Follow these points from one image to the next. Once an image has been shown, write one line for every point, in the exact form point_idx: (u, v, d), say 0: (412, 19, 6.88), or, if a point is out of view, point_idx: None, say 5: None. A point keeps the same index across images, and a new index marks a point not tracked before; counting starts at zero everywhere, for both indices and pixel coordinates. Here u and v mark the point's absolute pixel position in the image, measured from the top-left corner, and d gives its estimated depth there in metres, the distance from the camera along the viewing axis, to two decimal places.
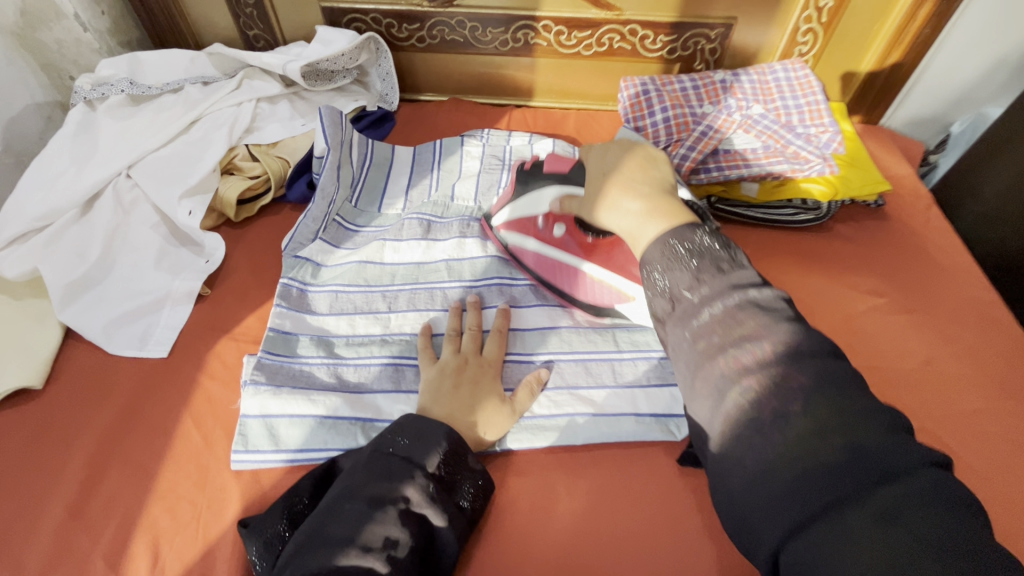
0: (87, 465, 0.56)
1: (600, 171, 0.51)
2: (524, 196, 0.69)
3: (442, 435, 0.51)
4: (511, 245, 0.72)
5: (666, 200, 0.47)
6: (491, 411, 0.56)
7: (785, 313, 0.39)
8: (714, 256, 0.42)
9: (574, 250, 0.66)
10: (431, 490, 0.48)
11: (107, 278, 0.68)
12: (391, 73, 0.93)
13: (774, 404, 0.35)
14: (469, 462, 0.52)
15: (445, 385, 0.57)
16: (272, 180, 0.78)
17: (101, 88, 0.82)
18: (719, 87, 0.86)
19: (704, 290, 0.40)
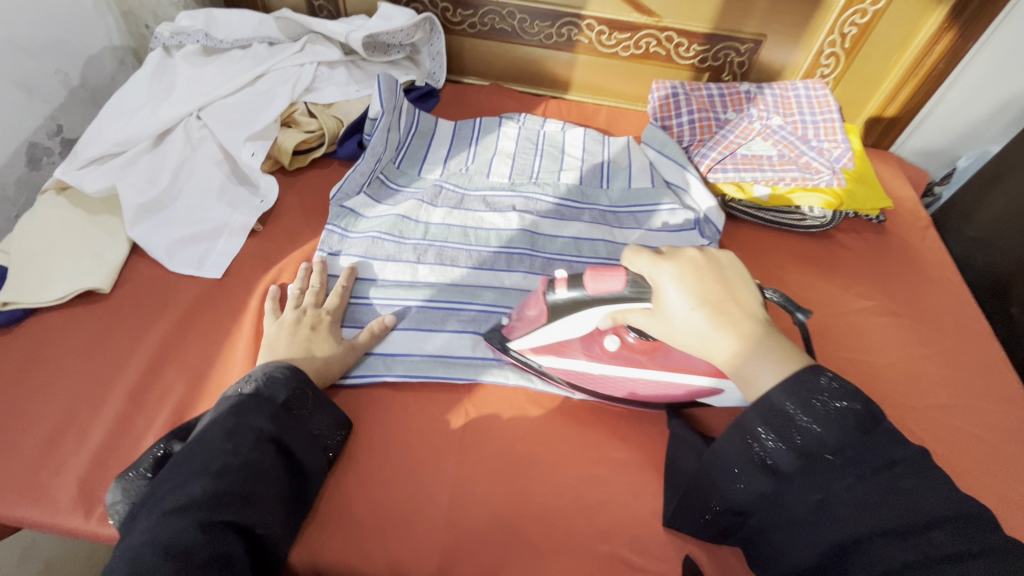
0: (147, 360, 0.62)
1: (681, 299, 0.48)
2: (554, 324, 0.58)
3: (284, 372, 0.56)
4: (546, 369, 0.63)
5: (779, 339, 0.46)
6: (327, 354, 0.62)
7: (838, 412, 0.41)
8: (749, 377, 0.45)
9: (624, 360, 0.59)
10: (281, 419, 0.53)
11: (173, 205, 0.76)
12: (441, 53, 1.00)
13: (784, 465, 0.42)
14: (315, 395, 0.57)
15: (282, 339, 0.63)
16: (326, 136, 0.85)
17: (178, 36, 0.90)
18: (744, 96, 0.93)
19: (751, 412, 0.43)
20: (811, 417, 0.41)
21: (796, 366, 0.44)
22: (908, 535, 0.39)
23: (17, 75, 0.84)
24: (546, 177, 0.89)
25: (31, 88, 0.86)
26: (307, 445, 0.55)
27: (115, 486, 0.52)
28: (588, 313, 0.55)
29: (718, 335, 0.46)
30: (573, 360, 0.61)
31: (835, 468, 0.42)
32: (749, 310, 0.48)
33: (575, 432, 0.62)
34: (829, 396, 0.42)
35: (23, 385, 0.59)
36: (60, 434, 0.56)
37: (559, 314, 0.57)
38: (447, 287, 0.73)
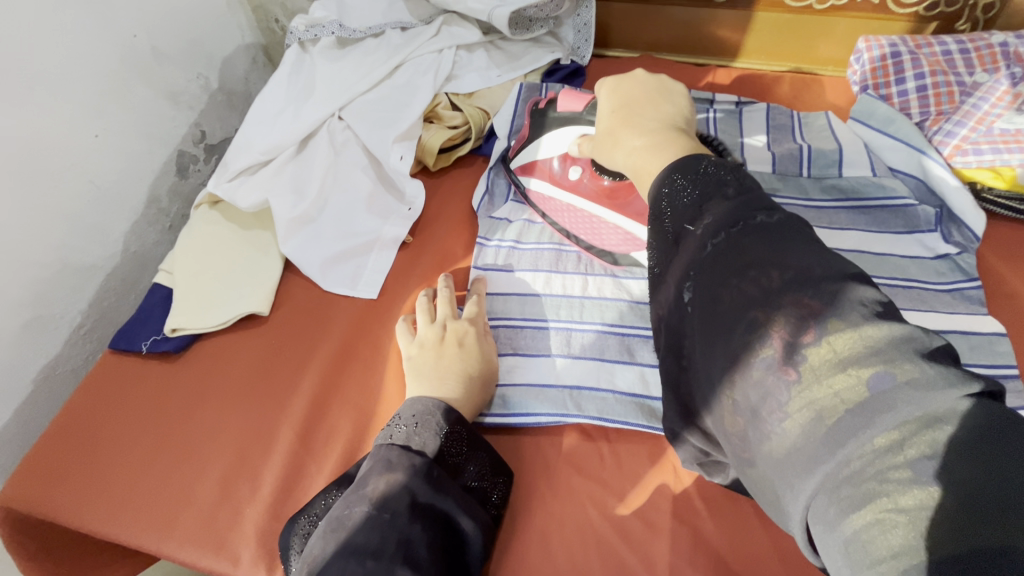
0: (313, 395, 0.58)
1: (605, 106, 0.50)
2: (543, 136, 0.66)
3: (439, 415, 0.49)
4: (530, 190, 0.68)
5: (665, 131, 0.45)
6: (476, 374, 0.54)
7: (805, 239, 0.33)
8: (720, 183, 0.37)
9: (590, 194, 0.63)
10: (435, 475, 0.45)
11: (322, 216, 0.70)
12: (589, 24, 0.87)
13: (789, 338, 0.30)
14: (473, 440, 0.49)
15: (427, 362, 0.55)
16: (472, 131, 0.76)
17: (313, 29, 0.84)
18: (998, 51, 0.71)
19: (705, 221, 0.36)
20: (686, 202, 0.37)
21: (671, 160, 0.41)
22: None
23: (165, 84, 0.83)
24: None
25: (175, 95, 0.84)
26: (469, 505, 0.46)
27: (285, 556, 0.47)
28: (572, 130, 0.64)
29: (636, 137, 0.45)
30: (543, 180, 0.67)
31: (694, 242, 0.36)
32: (673, 124, 0.47)
33: None
34: (697, 181, 0.38)
35: (198, 419, 0.57)
36: (233, 477, 0.53)
37: (546, 130, 0.66)
38: (638, 306, 0.62)
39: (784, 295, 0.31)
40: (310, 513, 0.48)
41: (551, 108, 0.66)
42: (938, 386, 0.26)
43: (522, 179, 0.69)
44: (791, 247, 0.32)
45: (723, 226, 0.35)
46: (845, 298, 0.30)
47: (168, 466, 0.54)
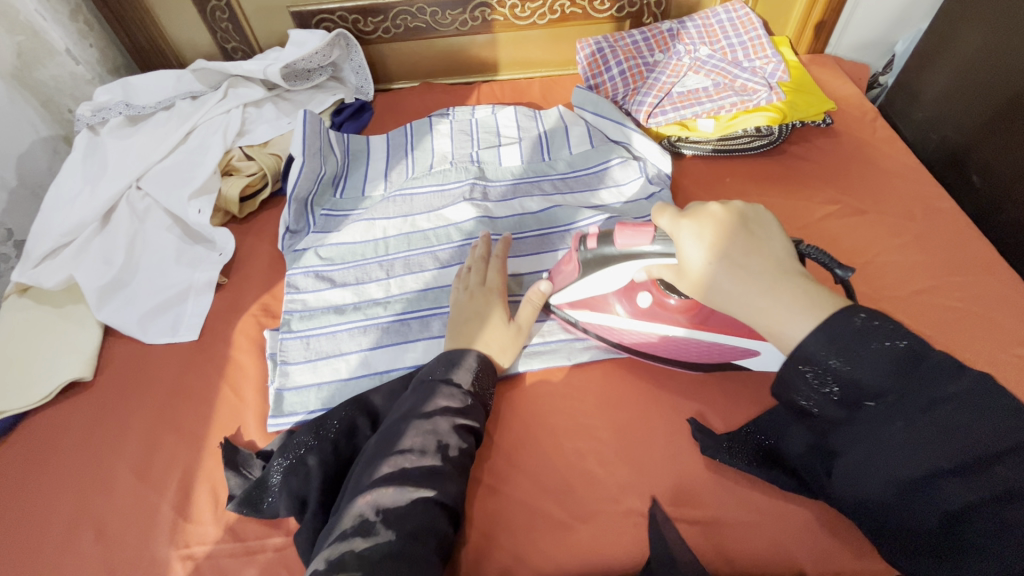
0: (147, 436, 0.63)
1: (696, 249, 0.48)
2: (594, 275, 0.60)
3: (471, 356, 0.61)
4: (582, 324, 0.66)
5: (797, 283, 0.45)
6: (499, 337, 0.64)
7: (904, 357, 0.41)
8: (870, 333, 0.41)
9: (664, 318, 0.61)
10: (467, 401, 0.58)
11: (134, 279, 0.76)
12: (363, 66, 0.99)
13: (956, 494, 0.40)
14: (492, 379, 0.61)
15: (458, 319, 0.65)
16: (269, 176, 0.85)
17: (100, 113, 0.89)
18: (668, 35, 0.92)
19: (888, 405, 0.42)
20: (852, 368, 0.41)
21: (827, 311, 0.43)
22: (978, 470, 0.39)
23: None
24: (487, 156, 0.89)
25: None
26: (484, 417, 0.59)
27: (232, 492, 0.57)
28: (636, 265, 0.56)
29: (761, 291, 0.45)
30: (610, 315, 0.64)
31: (878, 416, 0.42)
32: (783, 266, 0.46)
33: (571, 401, 0.64)
34: (876, 337, 0.41)
35: (59, 503, 0.59)
36: (79, 523, 0.58)
37: (592, 268, 0.59)
38: (415, 296, 0.73)
39: (905, 420, 0.41)
40: (285, 453, 0.57)
41: (604, 242, 0.56)
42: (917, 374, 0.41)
43: (568, 313, 0.67)
44: (937, 401, 0.41)
45: (898, 414, 0.42)
46: (899, 366, 0.41)
47: (8, 533, 0.58)
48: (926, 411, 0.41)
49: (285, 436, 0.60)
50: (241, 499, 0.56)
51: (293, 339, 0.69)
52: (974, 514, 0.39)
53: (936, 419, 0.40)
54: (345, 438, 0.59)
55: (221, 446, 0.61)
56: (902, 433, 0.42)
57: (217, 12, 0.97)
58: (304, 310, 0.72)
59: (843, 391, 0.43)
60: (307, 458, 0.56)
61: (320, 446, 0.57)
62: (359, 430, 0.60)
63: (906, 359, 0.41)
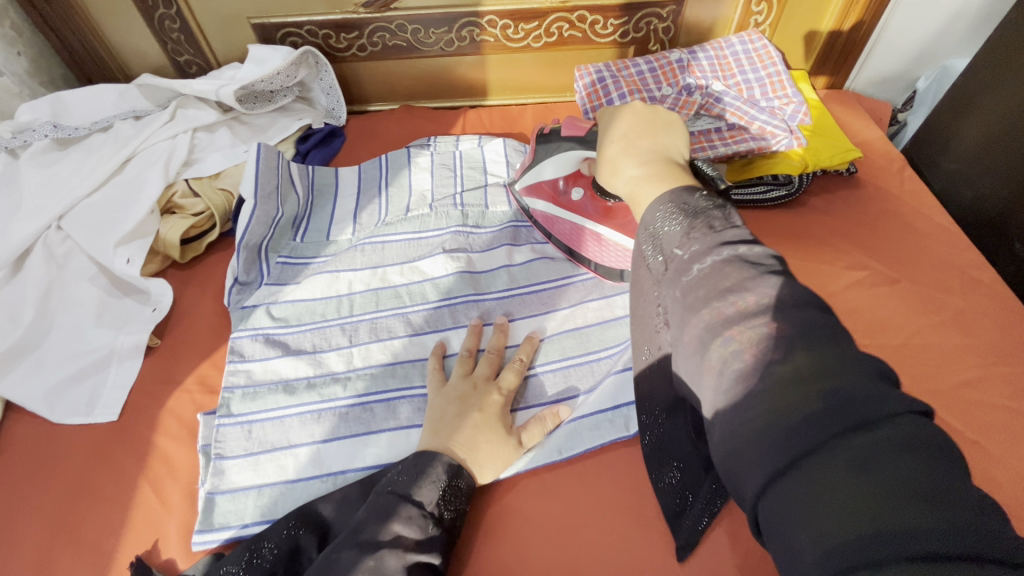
0: (40, 551, 0.51)
1: (609, 134, 0.49)
2: (543, 162, 0.70)
3: (441, 466, 0.51)
4: (533, 210, 0.74)
5: (667, 164, 0.44)
6: (491, 447, 0.53)
7: (771, 267, 0.33)
8: (707, 214, 0.37)
9: (591, 212, 0.68)
10: (428, 526, 0.48)
11: (46, 340, 0.64)
12: (333, 86, 0.88)
13: (761, 361, 0.30)
14: (465, 495, 0.51)
15: (447, 413, 0.55)
16: (217, 216, 0.73)
17: (22, 134, 0.76)
18: (676, 66, 0.83)
19: (692, 246, 0.36)
20: (676, 224, 0.38)
21: (671, 188, 0.41)
22: (753, 343, 0.32)
23: None
24: (471, 198, 0.79)
25: None
26: (449, 546, 0.49)
27: None
28: (576, 155, 0.67)
29: (633, 165, 0.45)
30: (552, 203, 0.71)
31: (687, 265, 0.36)
32: (668, 154, 0.46)
33: (559, 512, 0.54)
34: (698, 211, 0.38)
35: None
36: None
37: (544, 156, 0.70)
38: (383, 370, 0.62)
39: (715, 264, 0.35)
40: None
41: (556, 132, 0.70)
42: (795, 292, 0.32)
43: (526, 200, 0.74)
44: (763, 277, 0.33)
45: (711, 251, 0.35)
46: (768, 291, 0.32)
47: None
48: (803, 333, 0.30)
49: (211, 561, 0.49)
50: None
51: (231, 425, 0.58)
52: (823, 473, 0.27)
53: (785, 317, 0.31)
54: (282, 566, 0.48)
55: (130, 567, 0.50)
56: (779, 327, 0.31)
57: (166, 20, 0.85)
58: (248, 386, 0.61)
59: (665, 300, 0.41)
60: None
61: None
62: (302, 553, 0.49)
63: (788, 296, 0.32)
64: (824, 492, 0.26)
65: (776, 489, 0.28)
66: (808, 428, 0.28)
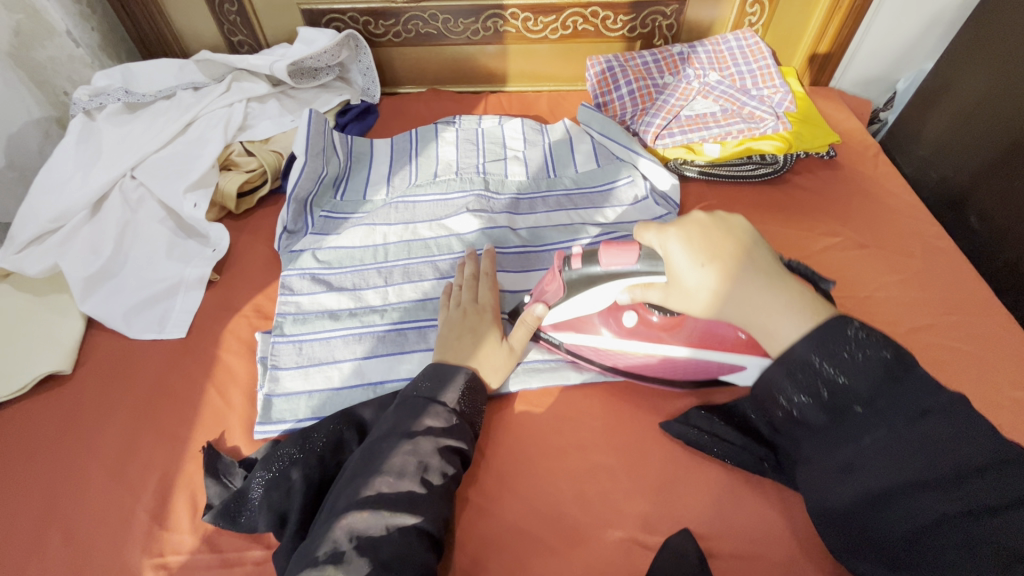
0: (125, 437, 0.61)
1: (686, 256, 0.47)
2: (575, 296, 0.59)
3: (458, 374, 0.60)
4: (566, 345, 0.65)
5: (786, 281, 0.46)
6: (490, 355, 0.62)
7: (881, 364, 0.41)
8: (856, 341, 0.42)
9: (651, 336, 0.59)
10: (454, 421, 0.56)
11: (122, 270, 0.73)
12: (371, 68, 0.99)
13: (907, 458, 0.39)
14: (480, 401, 0.60)
15: (449, 336, 0.64)
16: (269, 172, 0.83)
17: (98, 98, 0.86)
18: (678, 58, 0.93)
19: (857, 380, 0.41)
20: (836, 365, 0.42)
21: (823, 318, 0.44)
22: (954, 484, 0.38)
23: None
24: (493, 168, 0.89)
25: None
26: (472, 440, 0.58)
27: (212, 502, 0.55)
28: (619, 285, 0.55)
29: (760, 291, 0.45)
30: (593, 336, 0.62)
31: (862, 424, 0.41)
32: (759, 257, 0.47)
33: (565, 422, 0.63)
34: (855, 345, 0.42)
35: (26, 505, 0.56)
36: (46, 527, 0.55)
37: (575, 289, 0.58)
38: (415, 305, 0.71)
39: (879, 412, 0.41)
40: (267, 465, 0.55)
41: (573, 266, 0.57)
42: (875, 382, 0.41)
43: (553, 337, 0.65)
44: (911, 404, 0.40)
45: (877, 399, 0.41)
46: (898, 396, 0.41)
47: None
48: (920, 417, 0.40)
49: (271, 446, 0.58)
50: (218, 511, 0.53)
51: (285, 343, 0.67)
52: (954, 531, 0.37)
53: (929, 428, 0.39)
54: (330, 452, 0.57)
55: (203, 451, 0.59)
56: (915, 437, 0.39)
57: (225, 4, 0.95)
58: (297, 313, 0.70)
59: (832, 394, 0.42)
60: (290, 471, 0.54)
61: (305, 461, 0.55)
62: (346, 444, 0.58)
63: (881, 373, 0.41)
64: (960, 545, 0.37)
65: (909, 546, 0.39)
66: (941, 487, 0.38)
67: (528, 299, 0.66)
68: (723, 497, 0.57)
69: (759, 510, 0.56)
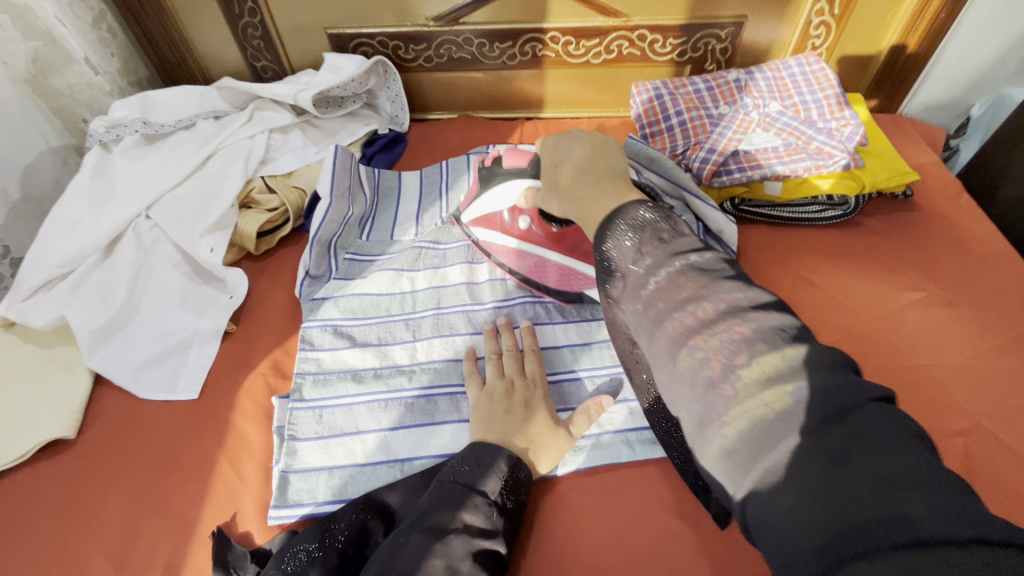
0: (128, 516, 0.55)
1: (550, 160, 0.53)
2: (488, 192, 0.70)
3: (502, 459, 0.52)
4: (482, 241, 0.73)
5: (618, 183, 0.47)
6: (544, 434, 0.56)
7: (727, 272, 0.36)
8: (655, 228, 0.40)
9: (540, 241, 0.67)
10: (492, 516, 0.49)
11: (134, 320, 0.68)
12: (399, 95, 0.92)
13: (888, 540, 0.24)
14: (523, 491, 0.52)
15: (495, 411, 0.57)
16: (290, 212, 0.78)
17: (115, 129, 0.82)
18: (734, 86, 0.85)
19: (647, 261, 0.38)
20: (629, 240, 0.40)
21: (622, 203, 0.44)
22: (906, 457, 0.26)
23: None
24: None
25: None
26: (511, 540, 0.50)
27: None
28: (519, 185, 0.66)
29: (585, 189, 0.47)
30: (500, 232, 0.70)
31: (643, 279, 0.38)
32: (613, 173, 0.49)
33: (614, 510, 0.55)
34: (645, 224, 0.40)
35: None
36: None
37: (490, 185, 0.69)
38: (449, 365, 0.64)
39: (707, 305, 0.34)
40: (281, 564, 0.49)
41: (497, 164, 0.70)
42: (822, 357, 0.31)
43: (472, 232, 0.74)
44: (717, 283, 0.35)
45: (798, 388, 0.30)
46: (769, 326, 0.32)
47: None
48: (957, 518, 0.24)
49: (286, 537, 0.52)
50: None
51: (302, 409, 0.60)
52: None
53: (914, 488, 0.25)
54: (352, 547, 0.50)
55: (212, 537, 0.53)
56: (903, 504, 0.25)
57: (249, 28, 0.91)
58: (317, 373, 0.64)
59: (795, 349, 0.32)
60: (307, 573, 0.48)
61: (324, 559, 0.48)
62: (370, 536, 0.51)
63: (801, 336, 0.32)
64: None
65: None
66: None
67: (461, 208, 0.76)
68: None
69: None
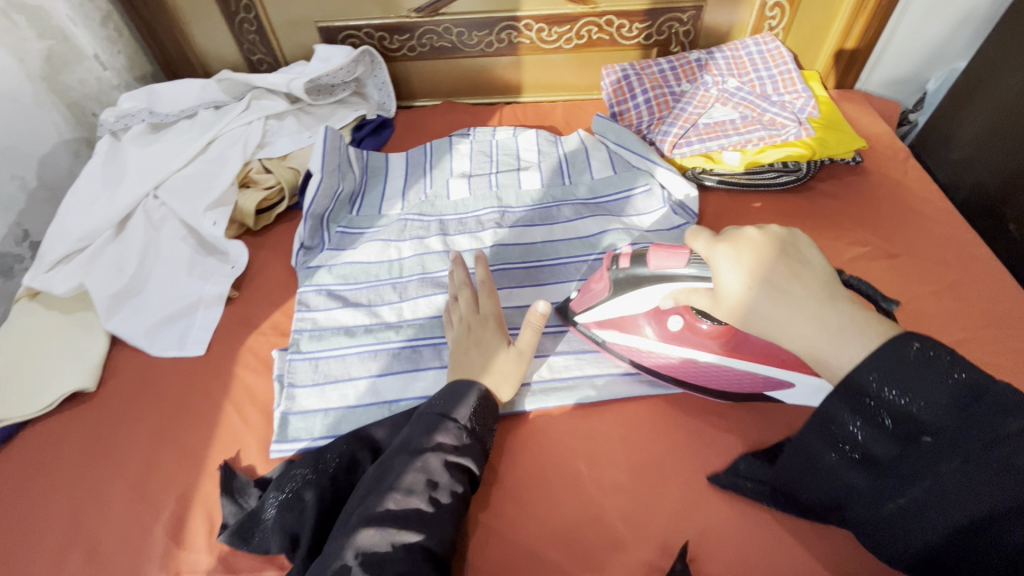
0: (146, 455, 0.62)
1: (735, 273, 0.46)
2: (627, 297, 0.61)
3: (469, 392, 0.58)
4: (609, 344, 0.66)
5: (839, 306, 0.43)
6: (498, 362, 0.61)
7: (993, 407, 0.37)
8: (907, 371, 0.38)
9: (695, 344, 0.60)
10: (463, 438, 0.55)
11: (145, 288, 0.75)
12: (386, 82, 1.00)
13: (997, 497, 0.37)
14: (492, 419, 0.58)
15: (457, 352, 0.62)
16: (286, 190, 0.84)
17: (123, 119, 0.89)
18: (695, 65, 0.92)
19: (917, 405, 0.38)
20: (902, 397, 0.38)
21: (882, 338, 0.40)
22: (1006, 481, 0.37)
23: None
24: (506, 180, 0.88)
25: None
26: (484, 460, 0.56)
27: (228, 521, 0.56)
28: (664, 289, 0.57)
29: (807, 324, 0.43)
30: (637, 336, 0.63)
31: (932, 454, 0.38)
32: (830, 288, 0.44)
33: (580, 442, 0.62)
34: (928, 368, 0.38)
35: (51, 522, 0.57)
36: (70, 545, 0.56)
37: (623, 289, 0.60)
38: (431, 322, 0.71)
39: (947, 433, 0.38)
40: (280, 487, 0.55)
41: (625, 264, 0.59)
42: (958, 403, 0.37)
43: (596, 333, 0.66)
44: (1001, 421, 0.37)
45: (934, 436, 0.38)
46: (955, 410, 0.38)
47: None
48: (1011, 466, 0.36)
49: (285, 465, 0.59)
50: (233, 531, 0.54)
51: (301, 361, 0.67)
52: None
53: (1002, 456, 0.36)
54: (345, 471, 0.57)
55: (220, 468, 0.60)
56: (982, 471, 0.37)
57: (244, 24, 0.97)
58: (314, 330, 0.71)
59: (898, 422, 0.39)
60: (303, 493, 0.54)
61: (317, 481, 0.55)
62: (360, 463, 0.58)
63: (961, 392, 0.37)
64: None
65: None
66: (1020, 521, 0.36)
67: (573, 305, 0.68)
68: (746, 523, 0.54)
69: (783, 538, 0.53)
